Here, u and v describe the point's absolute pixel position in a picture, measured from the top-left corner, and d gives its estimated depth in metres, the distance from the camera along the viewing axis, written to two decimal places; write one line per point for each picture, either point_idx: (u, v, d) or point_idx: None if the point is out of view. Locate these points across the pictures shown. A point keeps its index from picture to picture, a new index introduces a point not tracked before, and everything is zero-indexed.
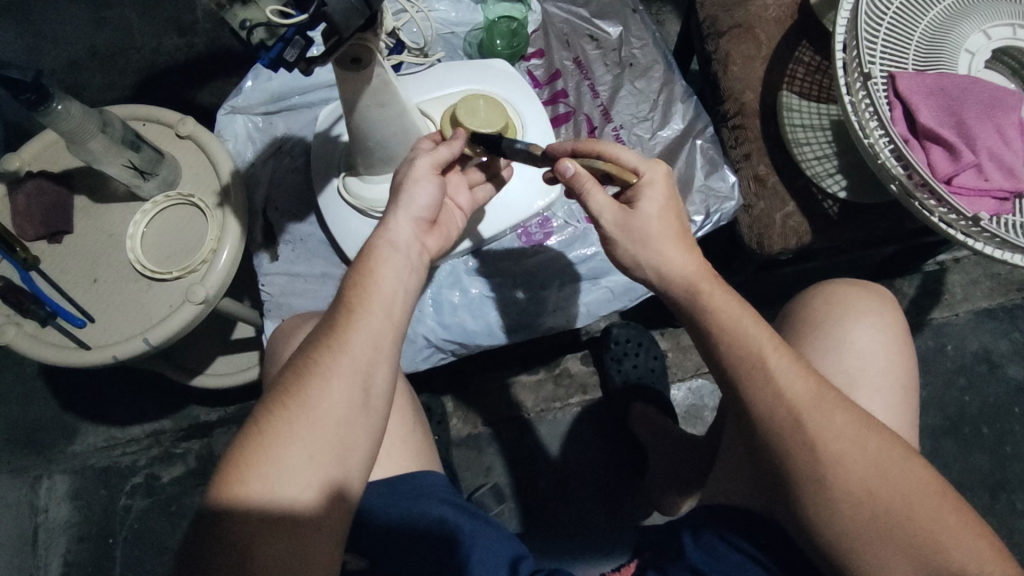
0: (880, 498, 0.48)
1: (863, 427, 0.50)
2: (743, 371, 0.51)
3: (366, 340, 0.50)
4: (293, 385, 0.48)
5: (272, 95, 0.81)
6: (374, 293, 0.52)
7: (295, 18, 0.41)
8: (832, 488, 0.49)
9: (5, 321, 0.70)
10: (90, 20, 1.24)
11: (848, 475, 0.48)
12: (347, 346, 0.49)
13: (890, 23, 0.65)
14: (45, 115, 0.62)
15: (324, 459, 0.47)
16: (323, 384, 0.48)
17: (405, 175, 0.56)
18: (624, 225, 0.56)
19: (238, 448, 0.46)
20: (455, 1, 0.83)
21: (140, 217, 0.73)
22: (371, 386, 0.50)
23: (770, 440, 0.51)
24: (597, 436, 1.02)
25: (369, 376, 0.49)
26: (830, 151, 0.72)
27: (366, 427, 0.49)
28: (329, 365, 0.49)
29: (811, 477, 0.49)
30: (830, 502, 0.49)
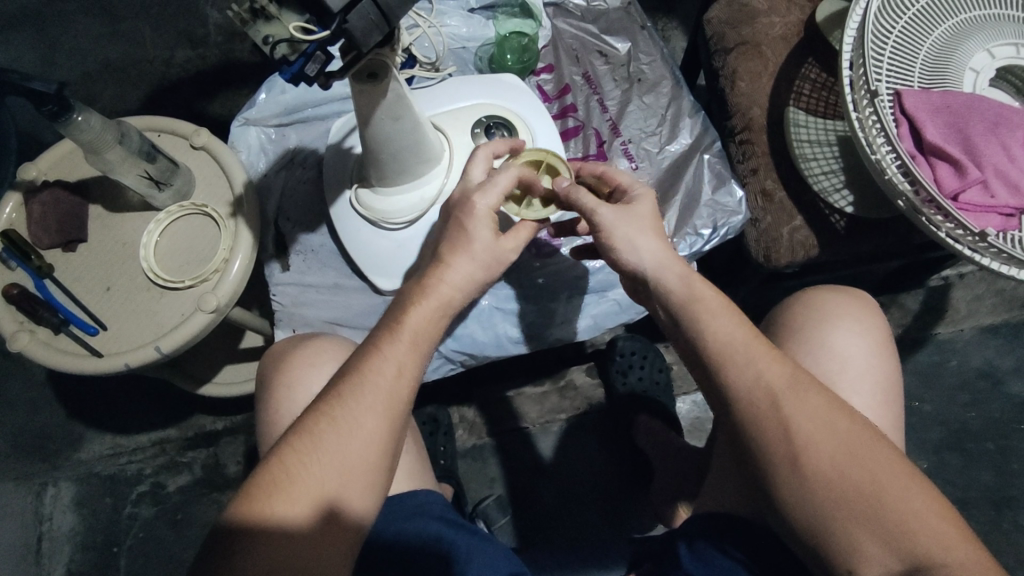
0: (855, 481, 0.48)
1: (838, 415, 0.50)
2: (754, 387, 0.51)
3: (399, 371, 0.52)
4: (327, 406, 0.49)
5: (285, 107, 0.82)
6: (411, 325, 0.53)
7: (317, 34, 0.41)
8: (811, 476, 0.49)
9: (17, 328, 0.70)
10: (103, 31, 1.28)
11: (823, 460, 0.48)
12: (380, 374, 0.51)
13: (896, 41, 0.66)
14: (65, 126, 0.63)
15: (346, 491, 0.47)
16: (353, 424, 0.49)
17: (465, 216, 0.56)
18: (618, 211, 0.58)
19: (268, 465, 0.47)
20: (466, 17, 0.83)
21: (154, 226, 0.74)
22: (399, 415, 0.51)
23: (750, 434, 0.51)
24: (600, 446, 1.02)
25: (398, 408, 0.51)
26: (837, 166, 0.73)
27: (385, 466, 0.50)
28: (363, 390, 0.50)
29: (788, 463, 0.49)
30: (808, 492, 0.49)
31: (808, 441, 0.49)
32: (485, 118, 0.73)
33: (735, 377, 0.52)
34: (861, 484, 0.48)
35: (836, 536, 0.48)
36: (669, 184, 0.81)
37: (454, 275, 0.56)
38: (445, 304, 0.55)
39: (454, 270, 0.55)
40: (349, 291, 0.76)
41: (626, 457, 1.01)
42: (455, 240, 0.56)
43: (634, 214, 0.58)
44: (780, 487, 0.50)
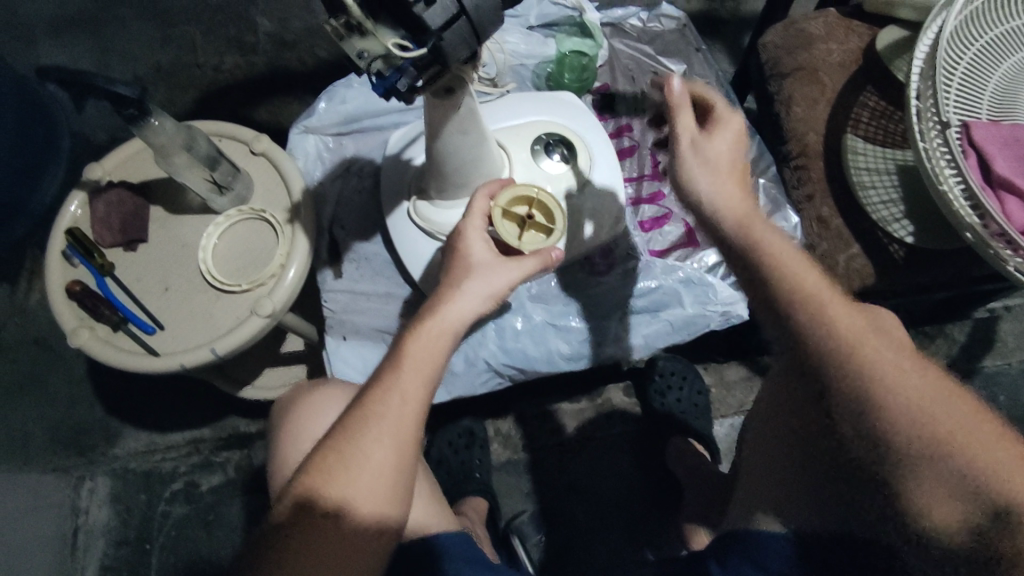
0: (935, 416, 0.47)
1: (908, 357, 0.50)
2: (812, 338, 0.49)
3: (401, 400, 0.52)
4: (338, 440, 0.52)
5: (345, 117, 0.83)
6: (412, 356, 0.53)
7: (413, 52, 0.42)
8: (886, 410, 0.48)
9: (79, 325, 0.72)
10: (156, 36, 1.32)
11: (901, 398, 0.47)
12: (385, 405, 0.52)
13: (964, 72, 0.65)
14: (141, 128, 0.66)
15: (361, 514, 0.51)
16: (360, 457, 0.51)
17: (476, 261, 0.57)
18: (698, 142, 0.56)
19: (286, 496, 0.51)
20: (525, 35, 0.84)
21: (212, 229, 0.75)
22: (407, 441, 0.52)
23: (822, 373, 0.50)
24: (633, 467, 1.01)
25: (408, 434, 0.52)
26: (897, 196, 0.72)
27: (400, 487, 0.52)
28: (371, 421, 0.51)
29: (861, 402, 0.48)
30: (886, 427, 0.48)
31: (881, 378, 0.48)
32: (544, 136, 0.72)
33: (802, 323, 0.50)
34: (940, 423, 0.47)
35: (912, 474, 0.47)
36: None
37: (464, 307, 0.55)
38: (448, 334, 0.55)
39: (458, 297, 0.55)
40: (399, 301, 0.77)
41: (660, 479, 1.00)
42: (454, 269, 0.57)
43: (714, 149, 0.56)
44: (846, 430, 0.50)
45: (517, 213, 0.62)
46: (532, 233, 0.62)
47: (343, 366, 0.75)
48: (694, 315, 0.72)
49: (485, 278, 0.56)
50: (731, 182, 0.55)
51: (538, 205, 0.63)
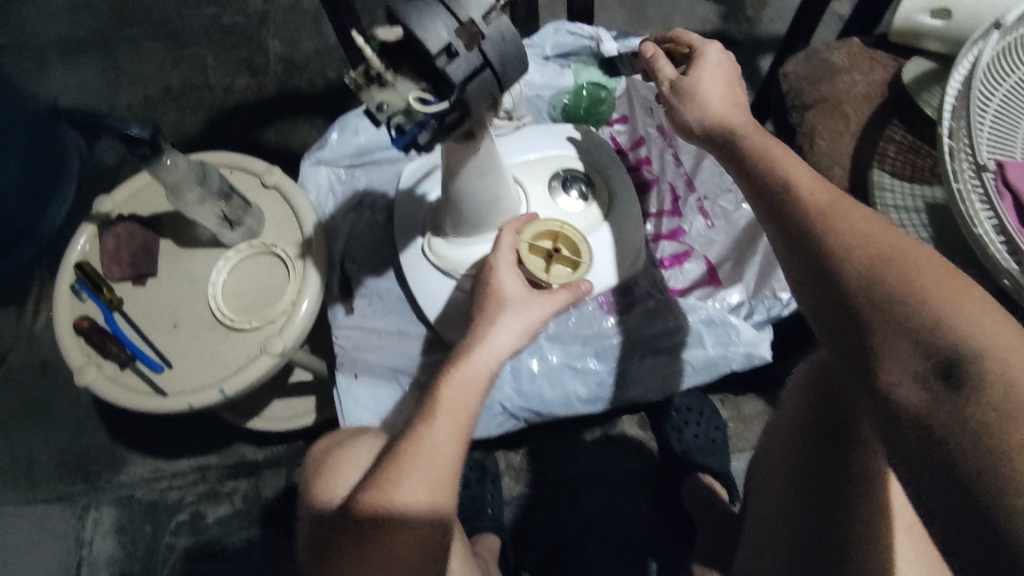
0: (890, 258, 0.43)
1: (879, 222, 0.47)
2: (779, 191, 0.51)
3: (439, 449, 0.49)
4: (373, 499, 0.49)
5: (357, 150, 0.81)
6: (445, 404, 0.51)
7: (435, 106, 0.40)
8: (841, 255, 0.45)
9: (86, 362, 0.71)
10: (167, 58, 1.32)
11: (856, 253, 0.45)
12: (422, 455, 0.49)
13: (997, 110, 0.63)
14: (152, 167, 0.64)
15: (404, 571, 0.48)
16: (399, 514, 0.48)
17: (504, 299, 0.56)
18: (678, 79, 0.62)
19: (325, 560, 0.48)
20: (542, 65, 0.81)
21: (223, 264, 0.74)
22: (445, 493, 0.50)
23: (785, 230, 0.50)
24: (649, 504, 0.98)
25: (446, 483, 0.50)
26: (926, 236, 0.70)
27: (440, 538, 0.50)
28: (408, 475, 0.49)
29: (817, 254, 0.47)
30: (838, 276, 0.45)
31: (844, 232, 0.46)
32: (562, 172, 0.71)
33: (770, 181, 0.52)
34: (902, 278, 0.42)
35: (866, 328, 0.44)
36: (748, 242, 0.73)
37: (497, 348, 0.53)
38: (482, 379, 0.52)
39: (493, 335, 0.54)
40: (412, 338, 0.75)
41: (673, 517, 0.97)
42: (488, 307, 0.56)
43: (699, 78, 0.61)
44: (808, 285, 0.48)
45: (544, 246, 0.62)
46: (559, 267, 0.62)
47: (356, 408, 0.72)
48: (716, 356, 0.69)
49: (519, 313, 0.55)
50: (719, 105, 0.59)
51: (565, 237, 0.63)
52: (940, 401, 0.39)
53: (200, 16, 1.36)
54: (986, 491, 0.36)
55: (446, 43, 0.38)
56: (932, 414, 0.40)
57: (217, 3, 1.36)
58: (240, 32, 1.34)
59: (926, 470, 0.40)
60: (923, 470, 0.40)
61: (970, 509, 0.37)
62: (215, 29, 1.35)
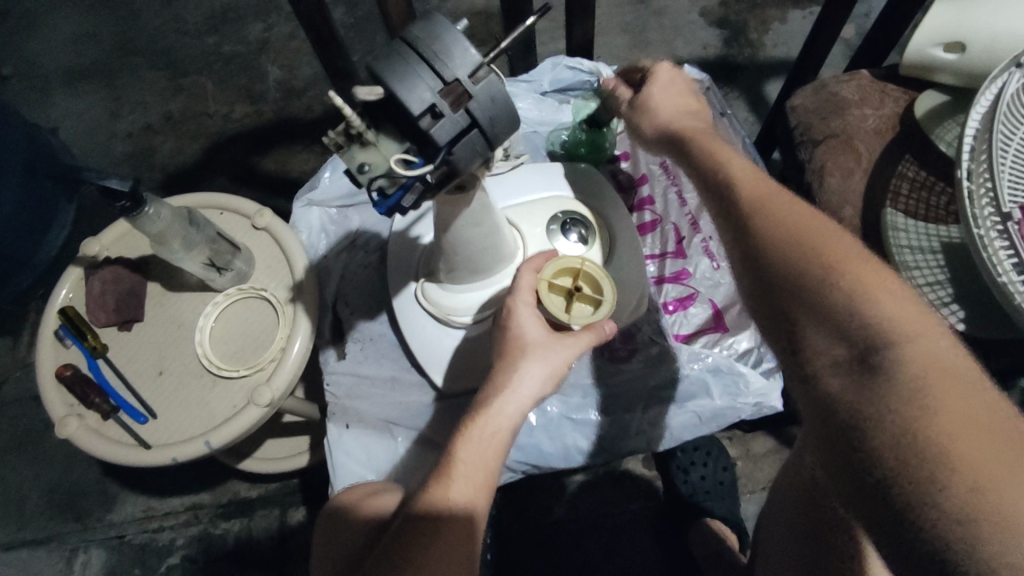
0: (817, 250, 0.46)
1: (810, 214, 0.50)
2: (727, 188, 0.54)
3: (465, 492, 0.48)
4: (403, 548, 0.47)
5: (349, 190, 0.79)
6: (469, 445, 0.49)
7: (417, 169, 0.38)
8: (775, 249, 0.48)
9: (68, 413, 0.68)
10: (166, 86, 1.32)
11: (787, 247, 0.48)
12: (453, 497, 0.48)
13: (1015, 151, 0.60)
14: (135, 219, 0.62)
15: None
16: (433, 560, 0.46)
17: (518, 346, 0.53)
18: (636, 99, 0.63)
19: None
20: (538, 101, 0.80)
21: (210, 310, 0.72)
22: (472, 539, 0.48)
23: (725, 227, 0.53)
24: (653, 547, 0.94)
25: (473, 528, 0.48)
26: (943, 278, 0.66)
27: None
28: (439, 517, 0.47)
29: (754, 249, 0.50)
30: (772, 269, 0.48)
31: (776, 225, 0.49)
32: (561, 214, 0.68)
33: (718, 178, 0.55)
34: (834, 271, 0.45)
35: (798, 321, 0.46)
36: None
37: (521, 398, 0.51)
38: (503, 435, 0.50)
39: (515, 385, 0.51)
40: (407, 386, 0.72)
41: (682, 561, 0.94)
42: (507, 352, 0.53)
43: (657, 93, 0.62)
44: (745, 271, 0.52)
45: (563, 285, 0.57)
46: (580, 304, 0.57)
47: (346, 461, 0.69)
48: (724, 407, 0.66)
49: (546, 359, 0.52)
50: (673, 116, 0.61)
51: (582, 269, 0.58)
52: (858, 386, 0.42)
53: (198, 43, 1.35)
54: (894, 466, 0.39)
55: (429, 103, 0.35)
56: (850, 399, 0.43)
57: (216, 30, 1.36)
58: (238, 59, 1.34)
59: (848, 455, 0.43)
60: (843, 449, 0.43)
61: (884, 487, 0.40)
62: (214, 56, 1.34)
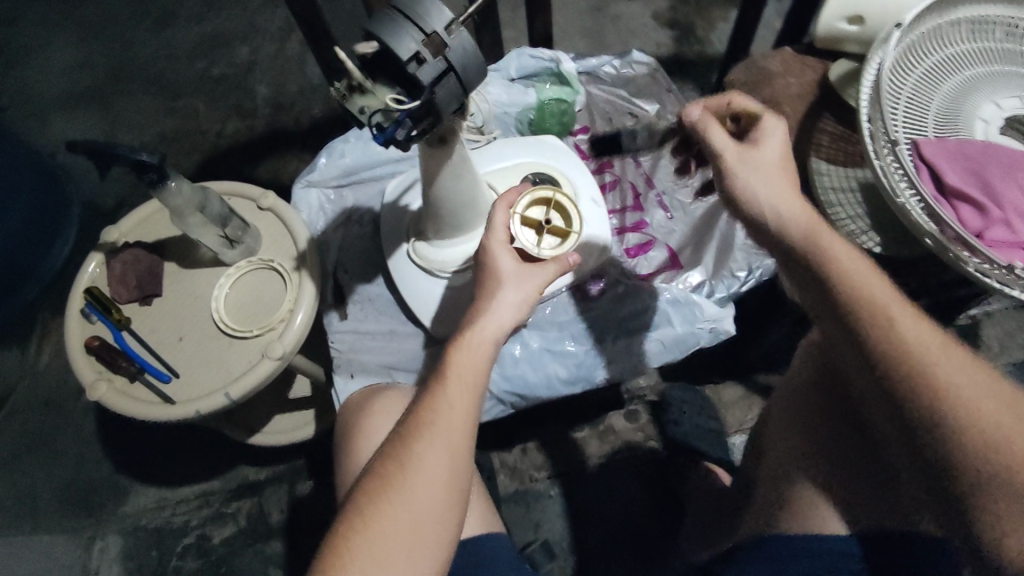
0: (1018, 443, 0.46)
1: (1004, 391, 0.48)
2: (868, 331, 0.52)
3: (456, 416, 0.58)
4: (400, 450, 0.57)
5: (344, 170, 0.88)
6: (455, 369, 0.59)
7: (407, 105, 0.47)
8: (975, 439, 0.47)
9: (97, 378, 0.76)
10: (161, 108, 1.41)
11: (998, 429, 0.47)
12: (443, 418, 0.57)
13: (908, 97, 0.71)
14: (159, 191, 0.71)
15: (427, 526, 0.55)
16: (418, 463, 0.56)
17: (494, 272, 0.62)
18: (742, 156, 0.59)
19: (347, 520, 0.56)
20: (507, 85, 0.90)
21: (224, 280, 0.80)
22: (456, 451, 0.57)
23: (899, 393, 0.50)
24: (639, 489, 1.03)
25: (458, 447, 0.57)
26: (862, 213, 0.78)
27: (460, 490, 0.57)
28: (427, 431, 0.57)
29: (945, 429, 0.48)
30: (976, 457, 0.47)
31: (949, 391, 0.49)
32: (531, 176, 0.79)
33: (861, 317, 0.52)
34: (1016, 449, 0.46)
35: (977, 488, 0.48)
36: (704, 230, 0.82)
37: (502, 315, 0.60)
38: (487, 343, 0.59)
39: (494, 306, 0.60)
40: (404, 337, 0.80)
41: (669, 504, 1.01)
42: (485, 281, 0.62)
43: (759, 161, 0.59)
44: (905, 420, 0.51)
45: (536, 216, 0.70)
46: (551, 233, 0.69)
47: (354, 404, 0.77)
48: (686, 333, 0.75)
49: (517, 286, 0.62)
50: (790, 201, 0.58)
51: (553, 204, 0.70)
52: None
53: (190, 68, 1.45)
54: None
55: (414, 51, 0.45)
56: None
57: (206, 55, 1.45)
58: (229, 81, 1.43)
59: None
60: None
61: None
62: (204, 79, 1.44)
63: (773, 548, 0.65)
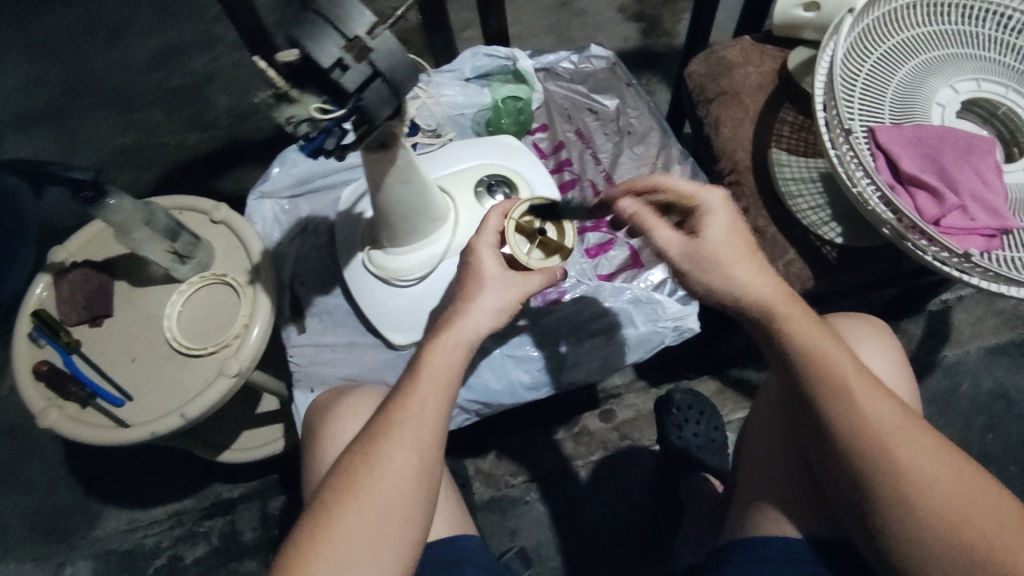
0: (967, 519, 0.50)
1: (951, 458, 0.53)
2: (820, 403, 0.55)
3: (427, 415, 0.56)
4: (368, 448, 0.55)
5: (297, 179, 0.86)
6: (427, 366, 0.57)
7: (334, 113, 0.46)
8: (921, 516, 0.51)
9: (47, 404, 0.73)
10: (120, 122, 1.38)
11: (938, 492, 0.51)
12: (412, 418, 0.56)
13: (863, 83, 0.70)
14: (98, 209, 0.69)
15: (397, 526, 0.53)
16: (389, 460, 0.54)
17: (474, 268, 0.60)
18: (689, 251, 0.57)
19: (309, 526, 0.53)
20: (462, 87, 0.88)
21: (177, 297, 0.78)
22: (425, 450, 0.56)
23: (855, 466, 0.53)
24: (620, 487, 1.02)
25: (428, 446, 0.56)
26: (823, 202, 0.77)
27: (429, 487, 0.56)
28: (397, 430, 0.55)
29: (894, 501, 0.52)
30: (921, 526, 0.51)
31: (897, 462, 0.52)
32: (486, 177, 0.77)
33: (816, 387, 0.55)
34: (950, 511, 0.50)
35: (917, 544, 0.51)
36: None
37: (478, 318, 0.59)
38: (463, 346, 0.58)
39: (473, 311, 0.59)
40: (364, 348, 0.79)
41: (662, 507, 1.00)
42: (467, 283, 0.60)
43: (703, 252, 0.56)
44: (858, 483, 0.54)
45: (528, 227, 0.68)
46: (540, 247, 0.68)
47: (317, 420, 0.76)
48: (648, 333, 0.74)
49: (498, 292, 0.60)
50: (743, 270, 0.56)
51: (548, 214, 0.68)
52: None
53: (148, 78, 1.41)
54: None
55: (337, 58, 0.43)
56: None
57: (165, 65, 1.42)
58: (189, 91, 1.40)
59: None
60: None
61: None
62: (164, 89, 1.40)
63: (750, 547, 0.63)
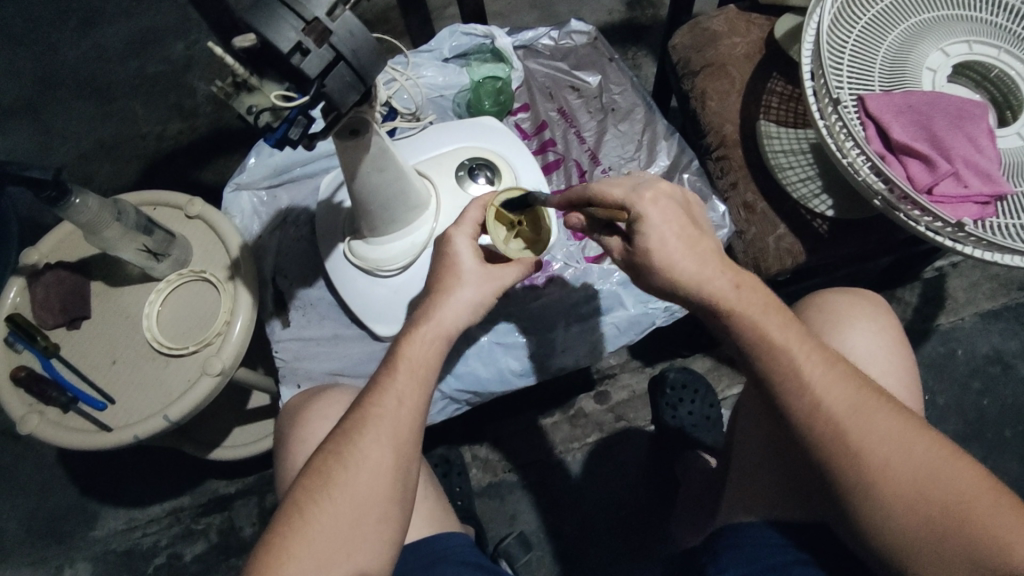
0: (935, 497, 0.49)
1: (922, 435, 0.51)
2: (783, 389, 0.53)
3: (401, 409, 0.55)
4: (342, 444, 0.54)
5: (275, 169, 0.84)
6: (406, 355, 0.56)
7: (297, 100, 0.44)
8: (887, 496, 0.50)
9: (28, 410, 0.72)
10: (96, 114, 1.34)
11: (908, 469, 0.50)
12: (388, 411, 0.54)
13: (852, 51, 0.68)
14: (64, 209, 0.66)
15: (372, 521, 0.53)
16: (364, 455, 0.53)
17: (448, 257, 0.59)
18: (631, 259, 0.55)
19: (280, 524, 0.52)
20: (441, 67, 0.86)
21: (154, 296, 0.76)
22: (402, 442, 0.54)
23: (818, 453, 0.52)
24: (616, 471, 1.01)
25: (405, 440, 0.54)
26: (813, 173, 0.75)
27: (403, 483, 0.54)
28: (372, 424, 0.54)
29: (864, 485, 0.50)
30: (889, 508, 0.50)
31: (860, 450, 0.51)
32: (467, 161, 0.75)
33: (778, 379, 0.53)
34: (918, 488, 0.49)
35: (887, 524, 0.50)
36: None
37: (456, 306, 0.58)
38: (442, 338, 0.57)
39: (449, 303, 0.58)
40: (349, 340, 0.78)
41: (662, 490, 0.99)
42: (443, 275, 0.59)
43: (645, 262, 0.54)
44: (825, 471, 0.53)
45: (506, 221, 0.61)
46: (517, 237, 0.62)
47: None
48: (638, 315, 0.73)
49: (477, 287, 0.59)
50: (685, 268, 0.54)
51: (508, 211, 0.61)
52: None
53: (123, 68, 1.37)
54: None
55: (295, 41, 0.41)
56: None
57: (139, 54, 1.38)
58: (165, 80, 1.36)
59: None
60: None
61: None
62: (139, 79, 1.36)
63: (742, 534, 0.63)
